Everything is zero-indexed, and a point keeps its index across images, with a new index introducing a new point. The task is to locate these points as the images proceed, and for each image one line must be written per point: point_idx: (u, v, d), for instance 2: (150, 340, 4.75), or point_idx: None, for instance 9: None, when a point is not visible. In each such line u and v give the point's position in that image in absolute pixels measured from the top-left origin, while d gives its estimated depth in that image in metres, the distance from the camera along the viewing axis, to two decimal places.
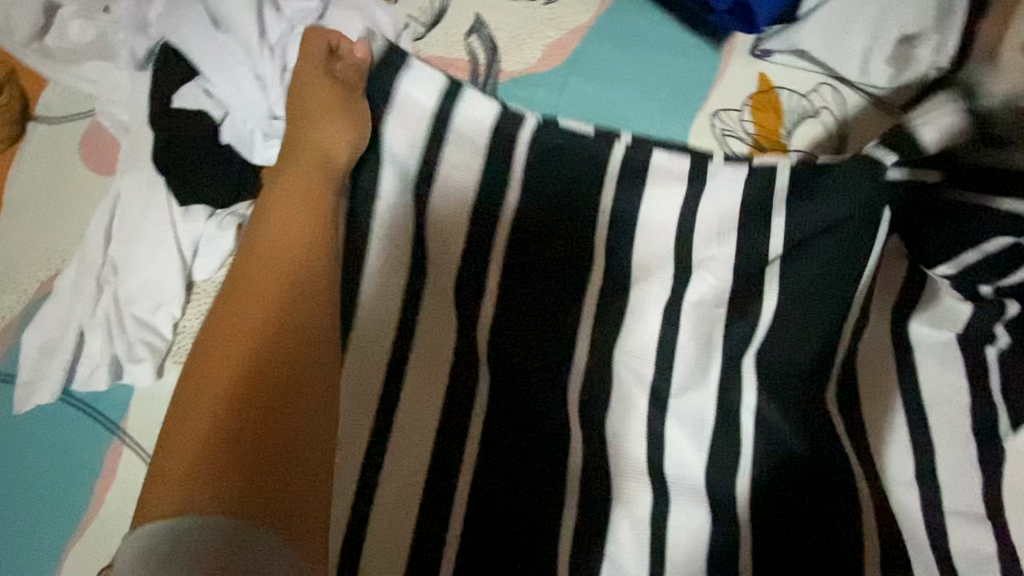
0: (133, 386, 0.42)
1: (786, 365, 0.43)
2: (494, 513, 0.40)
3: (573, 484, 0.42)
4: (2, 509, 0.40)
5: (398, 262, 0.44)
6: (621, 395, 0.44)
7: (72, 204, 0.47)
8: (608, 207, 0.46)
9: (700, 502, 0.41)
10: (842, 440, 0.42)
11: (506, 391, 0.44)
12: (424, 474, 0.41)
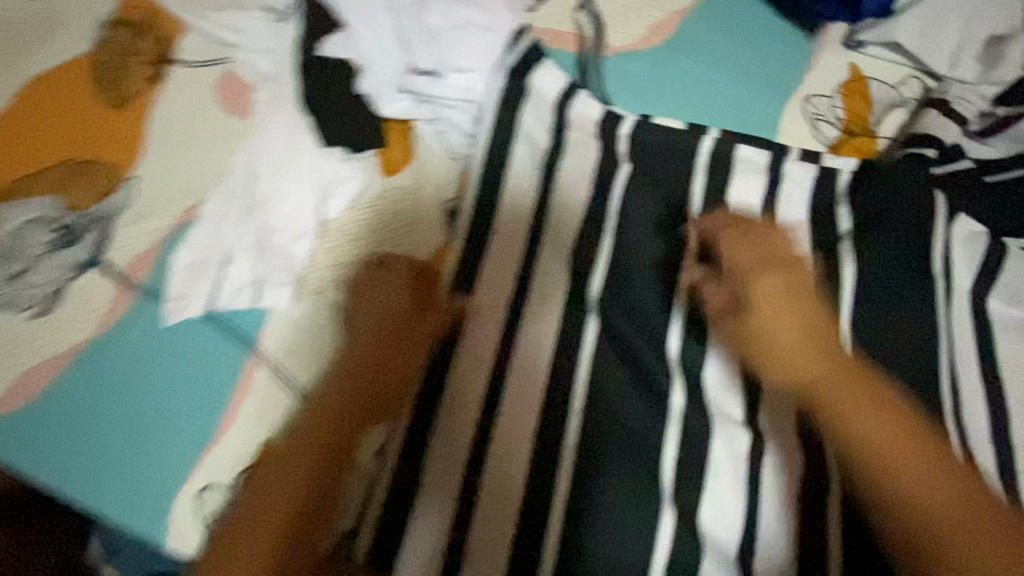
0: (271, 309, 0.46)
1: (873, 328, 0.46)
2: (601, 445, 0.44)
3: (673, 424, 0.44)
4: (151, 409, 0.45)
5: (518, 227, 0.51)
6: (718, 348, 0.47)
7: (207, 142, 0.50)
8: (699, 189, 0.52)
9: (791, 448, 0.44)
10: (932, 401, 0.44)
11: (612, 339, 0.47)
12: (538, 407, 0.46)
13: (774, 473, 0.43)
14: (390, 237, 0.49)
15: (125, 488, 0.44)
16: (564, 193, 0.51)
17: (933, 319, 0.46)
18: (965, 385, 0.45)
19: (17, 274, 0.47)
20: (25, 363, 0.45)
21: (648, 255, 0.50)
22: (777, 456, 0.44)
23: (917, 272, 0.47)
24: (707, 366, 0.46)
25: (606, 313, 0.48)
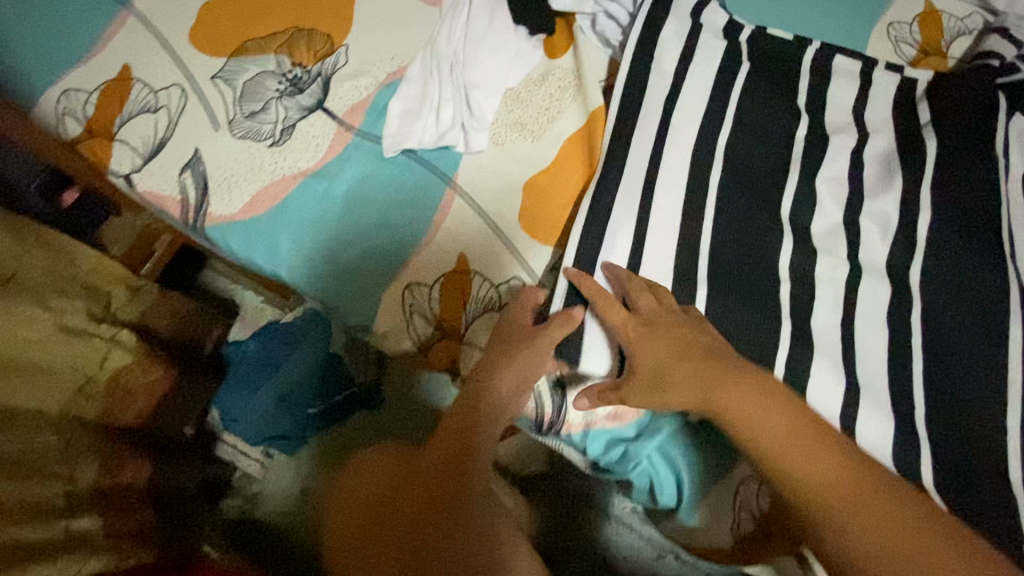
0: (467, 151, 0.56)
1: (956, 192, 0.56)
2: (730, 270, 0.54)
3: (786, 258, 0.55)
4: (370, 224, 0.54)
5: (660, 95, 0.58)
6: (823, 205, 0.57)
7: (404, 21, 0.60)
8: (805, 87, 0.62)
9: (884, 279, 0.54)
10: (1002, 248, 0.54)
11: (739, 192, 0.57)
12: (678, 238, 0.54)
13: (873, 300, 0.53)
14: (556, 105, 0.59)
15: (351, 284, 0.54)
16: (698, 76, 0.60)
17: (1004, 186, 0.56)
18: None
19: (256, 111, 0.57)
20: (264, 181, 0.55)
21: (763, 134, 0.60)
22: (875, 288, 0.54)
23: (988, 149, 0.57)
24: (814, 221, 0.57)
25: (732, 175, 0.58)
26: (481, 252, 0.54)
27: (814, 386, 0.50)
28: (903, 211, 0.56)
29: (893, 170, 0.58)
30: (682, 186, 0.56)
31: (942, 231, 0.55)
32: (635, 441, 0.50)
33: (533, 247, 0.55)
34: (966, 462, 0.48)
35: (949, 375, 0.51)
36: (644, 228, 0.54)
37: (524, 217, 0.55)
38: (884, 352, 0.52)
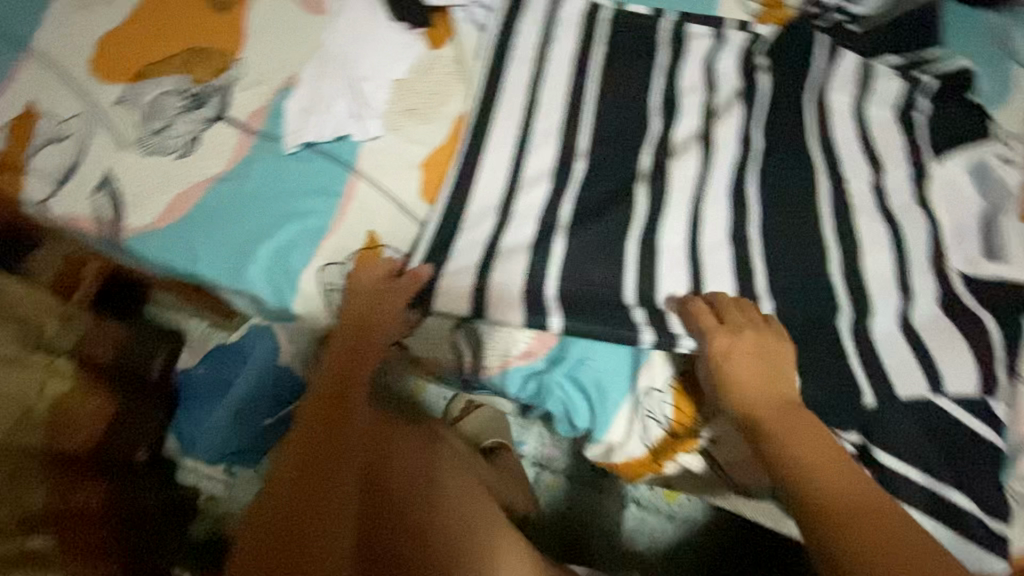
0: (364, 139, 0.61)
1: (783, 126, 0.67)
2: (609, 213, 0.62)
3: (649, 193, 0.63)
4: (280, 215, 0.58)
5: (531, 74, 0.66)
6: (681, 147, 0.66)
7: (291, 31, 0.64)
8: (665, 48, 0.70)
9: (730, 202, 0.63)
10: (824, 167, 0.66)
11: (608, 146, 0.65)
12: (557, 191, 0.62)
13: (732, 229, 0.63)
14: (443, 88, 0.65)
15: (268, 271, 0.57)
16: (568, 55, 0.67)
17: (820, 118, 0.68)
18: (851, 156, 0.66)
19: (161, 128, 0.61)
20: (177, 189, 0.59)
21: (627, 94, 0.67)
22: (733, 219, 0.63)
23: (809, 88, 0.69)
24: (678, 162, 0.65)
25: (603, 138, 0.65)
26: (388, 228, 0.59)
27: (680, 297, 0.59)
28: (749, 144, 0.66)
29: (735, 111, 0.67)
30: (559, 157, 0.64)
31: (779, 167, 0.65)
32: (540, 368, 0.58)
33: (435, 216, 0.60)
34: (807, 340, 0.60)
35: (793, 284, 0.62)
36: (526, 186, 0.62)
37: (424, 192, 0.61)
38: (742, 271, 0.61)
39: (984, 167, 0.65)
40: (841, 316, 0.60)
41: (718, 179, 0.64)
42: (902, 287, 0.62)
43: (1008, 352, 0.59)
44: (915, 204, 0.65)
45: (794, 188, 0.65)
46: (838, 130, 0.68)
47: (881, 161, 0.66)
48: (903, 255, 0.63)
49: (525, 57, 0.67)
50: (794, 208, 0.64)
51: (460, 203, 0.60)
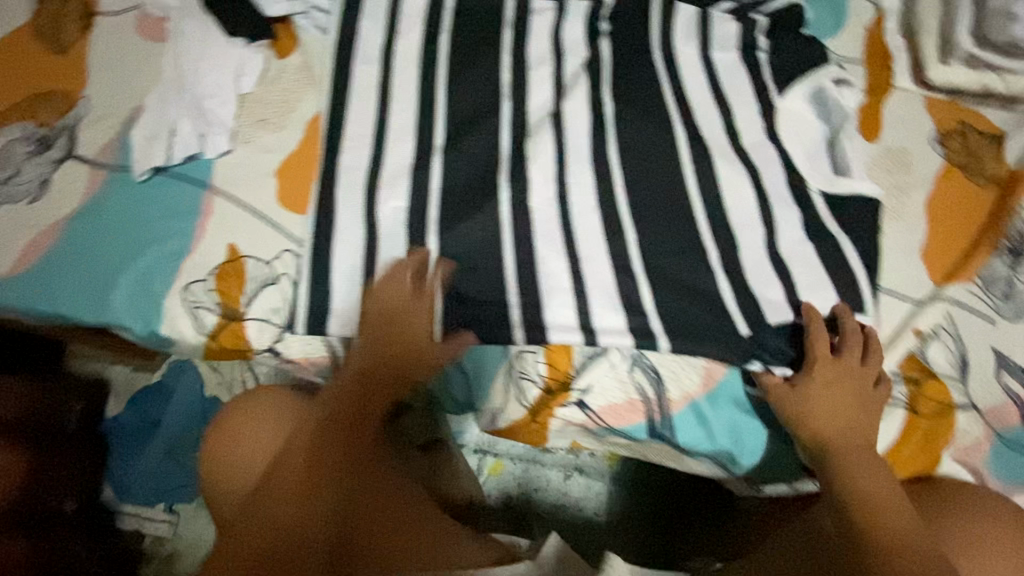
0: (215, 156, 0.61)
1: (633, 82, 0.68)
2: (465, 194, 0.62)
3: (504, 167, 0.63)
4: (137, 242, 0.58)
5: (377, 72, 0.67)
6: (534, 119, 0.66)
7: (132, 63, 0.65)
8: (509, 26, 0.71)
9: (585, 161, 0.63)
10: (676, 116, 0.66)
11: (461, 128, 0.65)
12: (413, 179, 0.63)
13: (592, 185, 0.62)
14: (293, 94, 0.65)
15: (131, 298, 0.57)
16: (412, 45, 0.69)
17: (669, 71, 0.69)
18: (700, 103, 0.67)
19: (9, 176, 0.61)
20: (31, 232, 0.59)
21: (477, 75, 0.68)
22: (592, 176, 0.62)
23: (653, 45, 0.70)
24: (534, 132, 0.65)
25: (455, 120, 0.66)
26: (247, 238, 0.59)
27: (544, 260, 0.60)
28: (602, 105, 0.66)
29: (581, 77, 0.68)
30: (411, 146, 0.64)
31: (633, 120, 0.65)
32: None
33: (294, 220, 0.60)
34: (680, 284, 0.59)
35: (658, 231, 0.60)
36: (383, 179, 0.62)
37: (282, 197, 0.61)
38: (604, 226, 0.61)
39: (824, 92, 0.67)
40: (710, 255, 0.60)
41: (572, 139, 0.64)
42: (763, 217, 0.61)
43: (867, 264, 0.59)
44: (765, 137, 0.66)
45: (650, 137, 0.65)
46: (687, 78, 0.68)
47: (729, 102, 0.68)
48: (761, 186, 0.63)
49: (370, 53, 0.68)
50: (651, 157, 0.64)
51: (316, 205, 0.60)
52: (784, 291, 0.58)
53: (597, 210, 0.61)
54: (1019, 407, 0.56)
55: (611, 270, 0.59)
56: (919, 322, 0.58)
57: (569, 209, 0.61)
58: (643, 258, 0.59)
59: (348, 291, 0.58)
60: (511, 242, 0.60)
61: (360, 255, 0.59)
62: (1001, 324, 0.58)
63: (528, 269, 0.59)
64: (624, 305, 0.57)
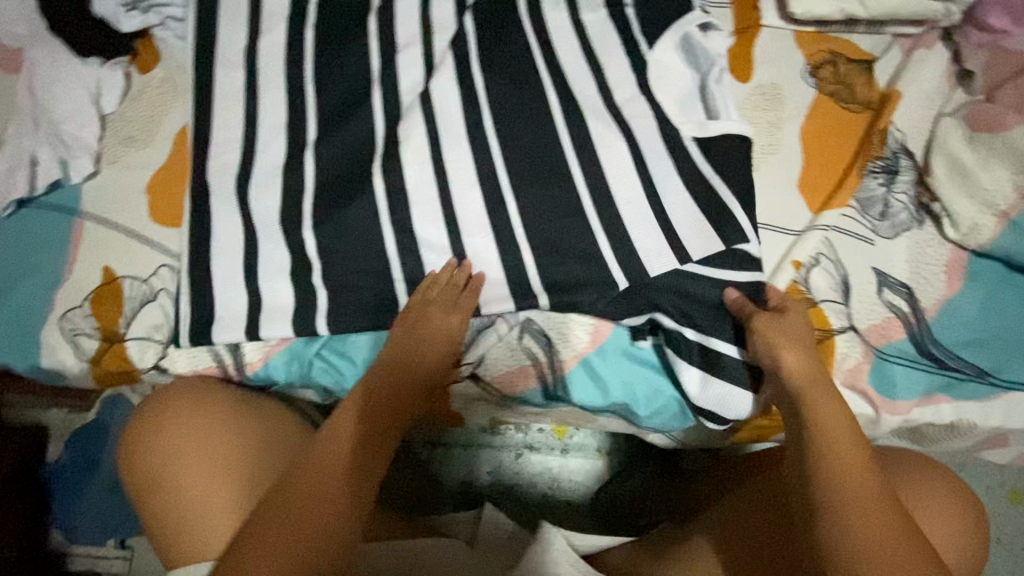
0: (81, 182, 0.61)
1: (507, 55, 0.66)
2: (344, 191, 0.61)
3: (382, 159, 0.62)
4: (9, 278, 0.57)
5: (241, 76, 0.65)
6: (409, 106, 0.64)
7: None
8: (375, 11, 0.68)
9: (464, 143, 0.62)
10: (553, 83, 0.65)
11: (336, 123, 0.64)
12: (289, 182, 0.61)
13: (467, 164, 0.62)
14: (158, 109, 0.64)
15: (8, 335, 0.56)
16: (272, 39, 0.66)
17: (543, 38, 0.67)
18: (575, 67, 0.66)
19: None
20: None
21: (347, 66, 0.66)
22: (466, 154, 0.62)
23: (524, 14, 0.68)
24: (409, 117, 0.63)
25: (326, 115, 0.64)
26: (122, 260, 0.58)
27: (425, 247, 0.60)
28: (476, 83, 0.65)
29: (451, 55, 0.66)
30: (286, 148, 0.63)
31: (502, 91, 0.64)
32: (302, 353, 0.57)
33: (170, 235, 0.60)
34: (562, 254, 0.59)
35: (537, 201, 0.60)
36: (257, 186, 0.61)
37: (153, 212, 0.60)
38: (484, 204, 0.61)
39: (689, 39, 0.66)
40: (591, 220, 0.59)
41: (443, 119, 0.63)
42: (640, 170, 0.61)
43: (746, 202, 0.59)
44: (638, 92, 0.64)
45: (521, 107, 0.64)
46: (562, 43, 0.67)
47: (599, 57, 0.66)
48: (635, 139, 0.62)
49: (229, 55, 0.66)
50: (523, 128, 0.63)
51: (192, 218, 0.59)
52: (664, 242, 0.58)
53: (476, 188, 0.61)
54: (903, 322, 0.57)
55: (495, 248, 0.60)
56: (796, 255, 0.58)
57: (447, 191, 0.61)
58: (526, 232, 0.60)
59: (233, 301, 0.58)
60: (388, 235, 0.60)
61: (241, 265, 0.59)
62: (880, 244, 0.59)
63: (415, 258, 0.60)
64: (510, 281, 0.59)
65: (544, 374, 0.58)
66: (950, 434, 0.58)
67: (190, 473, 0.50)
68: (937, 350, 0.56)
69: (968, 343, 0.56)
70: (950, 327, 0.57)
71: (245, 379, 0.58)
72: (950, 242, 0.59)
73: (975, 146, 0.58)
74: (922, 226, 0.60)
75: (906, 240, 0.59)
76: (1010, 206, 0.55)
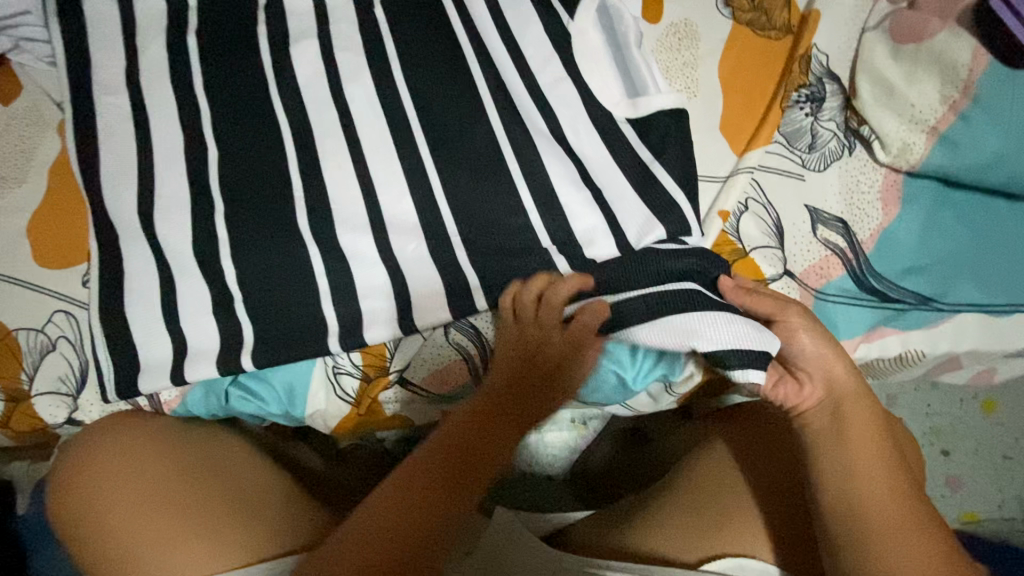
0: None
1: (412, 32, 0.60)
2: (248, 204, 0.55)
3: (289, 164, 0.56)
4: None
5: (121, 94, 0.59)
6: (311, 102, 0.58)
7: None
8: (264, 7, 0.62)
9: (376, 135, 0.57)
10: (465, 57, 0.60)
11: (231, 131, 0.58)
12: (188, 202, 0.55)
13: (372, 149, 0.56)
14: (30, 142, 0.59)
15: None
16: (145, 47, 0.61)
17: (447, 8, 0.61)
18: (487, 33, 0.60)
19: None
20: None
21: (238, 69, 0.60)
22: (369, 140, 0.57)
23: None
24: (313, 117, 0.58)
25: (221, 122, 0.58)
26: (14, 312, 0.54)
27: (350, 252, 0.54)
28: (381, 69, 0.59)
29: (353, 42, 0.60)
30: (180, 166, 0.57)
31: (411, 74, 0.59)
32: (215, 384, 0.54)
33: (66, 280, 0.55)
34: (493, 245, 0.54)
35: (454, 181, 0.55)
36: (154, 211, 0.55)
37: (39, 257, 0.56)
38: (398, 190, 0.55)
39: (606, 7, 0.59)
40: (523, 199, 0.55)
41: (340, 107, 0.58)
42: (556, 138, 0.57)
43: (678, 169, 0.54)
44: (556, 52, 0.58)
45: (434, 87, 0.58)
46: (469, 10, 0.61)
47: (512, 17, 0.60)
48: (547, 102, 0.57)
49: (106, 74, 0.60)
50: (426, 105, 0.58)
51: (94, 256, 0.55)
52: (591, 207, 0.54)
53: (390, 175, 0.56)
54: (841, 260, 0.54)
55: (417, 234, 0.54)
56: (723, 204, 0.54)
57: (354, 182, 0.55)
58: (451, 214, 0.55)
59: (143, 343, 0.53)
60: (306, 246, 0.54)
61: (140, 294, 0.53)
62: (810, 178, 0.56)
63: (339, 269, 0.54)
64: (438, 269, 0.54)
65: (477, 365, 0.56)
66: (900, 364, 0.57)
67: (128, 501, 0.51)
68: (878, 284, 0.54)
69: (911, 271, 0.54)
70: (891, 257, 0.54)
71: (169, 415, 0.56)
72: (883, 167, 0.56)
73: (901, 61, 0.54)
74: (853, 154, 0.57)
75: (838, 170, 0.56)
76: (939, 120, 0.52)
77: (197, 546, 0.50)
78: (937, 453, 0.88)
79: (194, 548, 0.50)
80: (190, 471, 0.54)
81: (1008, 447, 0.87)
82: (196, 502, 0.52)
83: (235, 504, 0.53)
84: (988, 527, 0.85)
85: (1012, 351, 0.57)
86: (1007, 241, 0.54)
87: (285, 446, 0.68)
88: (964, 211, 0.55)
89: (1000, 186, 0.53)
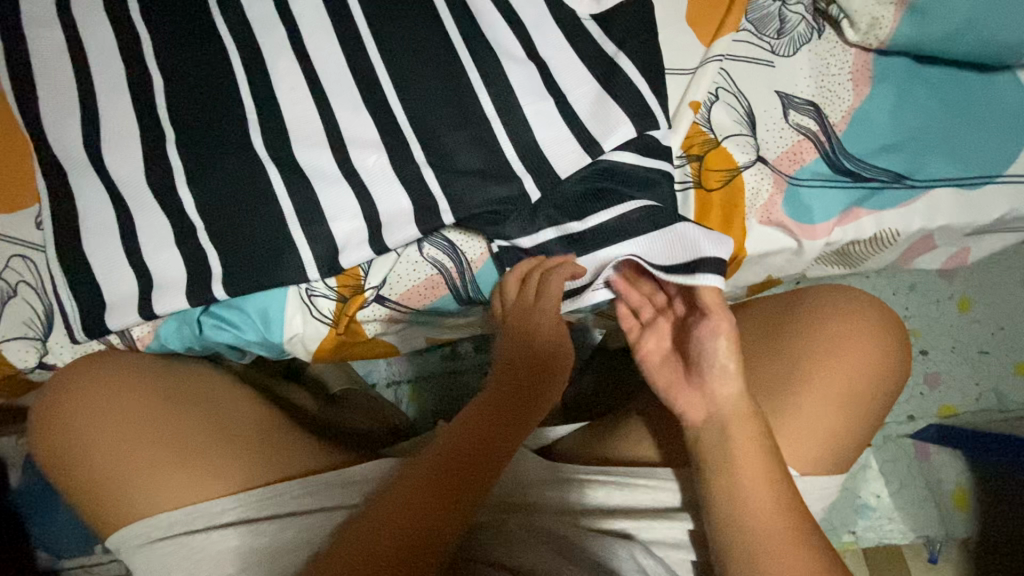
0: None
1: None
2: (201, 131, 0.52)
3: (240, 87, 0.53)
4: None
5: (47, 19, 0.55)
6: (257, 21, 0.55)
7: None
8: None
9: (329, 51, 0.54)
10: None
11: (174, 54, 0.54)
12: (136, 131, 0.53)
13: (325, 66, 0.53)
14: None
15: None
16: None
17: None
18: None
19: None
20: None
21: None
22: (320, 57, 0.54)
23: None
24: (260, 36, 0.54)
25: (162, 45, 0.54)
26: None
27: (311, 172, 0.52)
28: None
29: None
30: (122, 93, 0.53)
31: None
32: (187, 315, 0.54)
33: (19, 223, 0.53)
34: (459, 154, 0.52)
35: (413, 94, 0.53)
36: (99, 142, 0.52)
37: None
38: (357, 107, 0.53)
39: None
40: (485, 106, 0.52)
41: (286, 23, 0.55)
42: (518, 40, 0.54)
43: (644, 63, 0.53)
44: None
45: None
46: None
47: None
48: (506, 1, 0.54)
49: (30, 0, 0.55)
50: (379, 13, 0.54)
51: (43, 196, 0.52)
52: (556, 109, 0.52)
53: (345, 91, 0.53)
54: (814, 143, 0.54)
55: (379, 149, 0.52)
56: (693, 95, 0.53)
57: (308, 102, 0.53)
58: (411, 128, 0.52)
59: (109, 279, 0.51)
60: (265, 169, 0.52)
61: (98, 232, 0.51)
62: (780, 64, 0.55)
63: (301, 192, 0.52)
64: (405, 186, 0.52)
65: (454, 281, 0.56)
66: (874, 247, 0.58)
67: (114, 441, 0.50)
68: (851, 165, 0.54)
69: (881, 150, 0.54)
70: (863, 136, 0.54)
71: (144, 352, 0.55)
72: (852, 47, 0.54)
73: None
74: (823, 36, 0.55)
75: (807, 54, 0.55)
76: None
77: (193, 493, 0.49)
78: (916, 352, 0.90)
79: (196, 495, 0.49)
80: (177, 409, 0.52)
81: (985, 342, 0.88)
82: (182, 438, 0.51)
83: (223, 442, 0.52)
84: (966, 419, 0.87)
85: (984, 225, 0.57)
86: (979, 111, 0.54)
87: (275, 387, 0.68)
88: (934, 86, 0.54)
89: (969, 56, 0.52)
